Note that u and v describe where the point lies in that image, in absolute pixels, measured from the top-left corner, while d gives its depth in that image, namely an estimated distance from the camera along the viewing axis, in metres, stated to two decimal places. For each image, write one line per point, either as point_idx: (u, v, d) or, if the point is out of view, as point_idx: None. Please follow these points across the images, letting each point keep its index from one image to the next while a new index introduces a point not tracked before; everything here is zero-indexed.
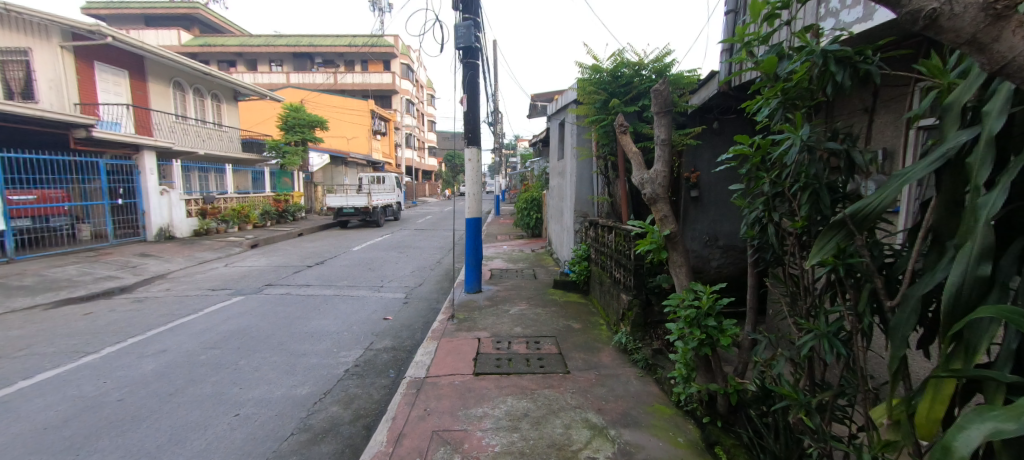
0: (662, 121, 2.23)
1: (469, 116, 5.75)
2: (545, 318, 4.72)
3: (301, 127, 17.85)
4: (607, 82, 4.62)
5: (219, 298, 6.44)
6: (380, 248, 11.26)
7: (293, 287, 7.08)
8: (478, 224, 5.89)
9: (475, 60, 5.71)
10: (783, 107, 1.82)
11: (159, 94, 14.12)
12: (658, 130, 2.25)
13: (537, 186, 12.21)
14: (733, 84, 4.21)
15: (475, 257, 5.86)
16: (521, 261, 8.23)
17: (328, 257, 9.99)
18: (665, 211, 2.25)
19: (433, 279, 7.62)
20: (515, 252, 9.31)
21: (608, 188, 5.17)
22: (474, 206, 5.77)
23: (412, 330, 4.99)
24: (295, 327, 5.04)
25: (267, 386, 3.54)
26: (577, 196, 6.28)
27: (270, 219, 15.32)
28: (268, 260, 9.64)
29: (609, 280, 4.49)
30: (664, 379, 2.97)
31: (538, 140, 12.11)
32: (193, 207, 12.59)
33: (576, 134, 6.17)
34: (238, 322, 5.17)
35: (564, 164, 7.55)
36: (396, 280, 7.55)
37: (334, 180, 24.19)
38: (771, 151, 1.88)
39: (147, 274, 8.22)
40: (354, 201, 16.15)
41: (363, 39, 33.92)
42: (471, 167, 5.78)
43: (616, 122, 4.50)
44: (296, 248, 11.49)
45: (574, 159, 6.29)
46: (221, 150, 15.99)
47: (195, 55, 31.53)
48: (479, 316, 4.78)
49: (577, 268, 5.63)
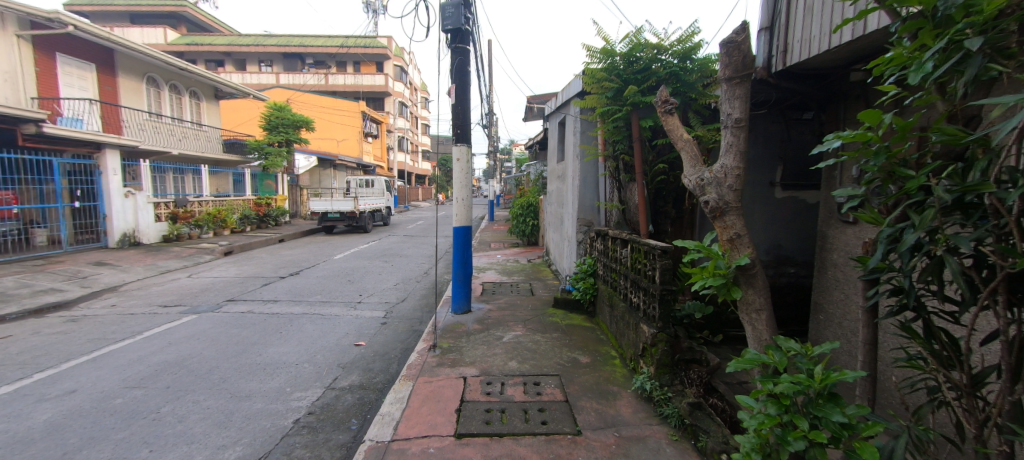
0: (736, 91, 1.50)
1: (459, 109, 4.96)
2: (546, 348, 3.94)
3: (285, 127, 16.96)
4: (620, 67, 3.87)
5: (168, 318, 5.59)
6: (364, 256, 10.43)
7: (257, 303, 6.23)
8: (468, 234, 5.11)
9: (465, 46, 4.95)
10: (985, 53, 1.08)
11: (129, 89, 13.24)
12: (729, 106, 1.51)
13: (533, 190, 11.44)
14: (774, 69, 3.54)
15: (464, 271, 5.07)
16: (515, 273, 7.46)
17: (305, 266, 9.17)
18: (737, 228, 1.48)
19: (417, 294, 6.82)
20: (510, 262, 8.53)
21: (618, 193, 4.45)
22: (463, 213, 5.01)
23: (387, 361, 4.19)
24: (245, 357, 4.21)
25: (187, 447, 2.73)
26: (581, 202, 5.53)
27: (249, 224, 14.48)
28: (238, 270, 8.80)
29: (621, 304, 3.74)
30: (710, 449, 2.19)
31: (535, 142, 11.37)
32: (163, 211, 11.67)
33: (580, 132, 5.43)
34: (179, 350, 4.33)
35: (564, 167, 6.82)
36: (376, 295, 6.73)
37: (322, 183, 23.31)
38: (949, 132, 1.13)
39: (97, 287, 7.36)
40: (339, 206, 15.29)
41: (355, 40, 33.18)
42: (460, 168, 5.03)
43: (632, 115, 3.75)
44: (272, 256, 10.63)
45: (577, 161, 5.56)
46: (198, 150, 15.09)
47: (181, 54, 30.70)
48: (466, 346, 3.99)
49: (581, 285, 4.90)
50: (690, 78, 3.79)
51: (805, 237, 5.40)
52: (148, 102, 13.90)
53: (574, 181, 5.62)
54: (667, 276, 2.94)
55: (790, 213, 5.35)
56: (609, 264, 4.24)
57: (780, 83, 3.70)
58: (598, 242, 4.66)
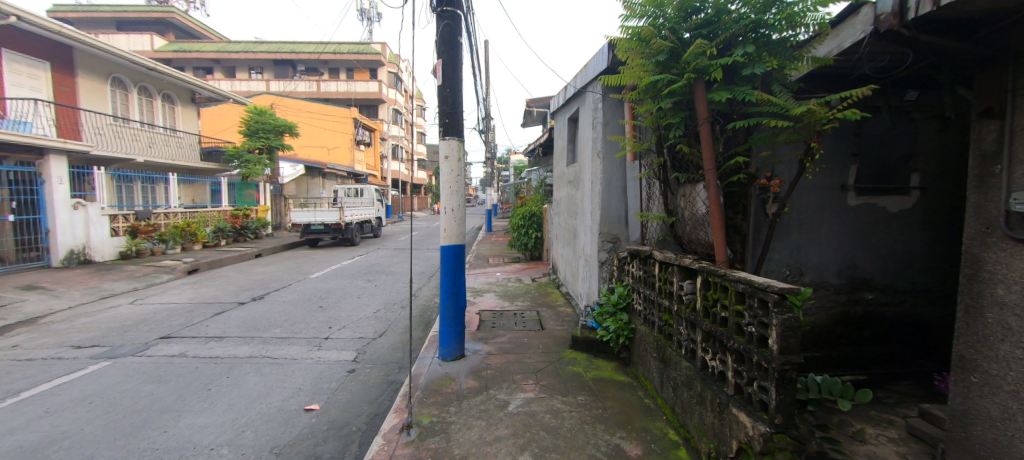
0: None
1: (448, 92, 3.80)
2: (570, 424, 2.72)
3: (266, 132, 15.74)
4: (673, 21, 2.72)
5: (72, 364, 4.34)
6: (345, 275, 9.18)
7: (195, 341, 4.97)
8: (461, 254, 3.92)
9: (455, 9, 3.80)
10: None
11: (92, 91, 12.02)
12: None
13: (536, 199, 10.23)
14: (912, 18, 2.26)
15: (454, 305, 3.85)
16: (518, 298, 6.23)
17: (274, 287, 7.90)
18: None
19: (400, 326, 5.60)
20: (512, 283, 7.30)
21: (664, 200, 3.27)
22: (454, 229, 3.83)
23: (343, 441, 2.95)
24: (140, 437, 2.96)
25: None
26: (604, 212, 4.35)
27: (223, 237, 13.27)
28: (194, 293, 7.54)
29: (684, 362, 2.54)
30: None
31: (537, 146, 10.18)
32: (121, 224, 10.38)
33: (604, 124, 4.27)
34: (52, 426, 3.09)
35: (578, 170, 5.61)
36: (349, 328, 5.49)
37: (309, 192, 22.04)
38: None
39: (13, 318, 6.06)
40: (324, 217, 14.03)
41: (348, 46, 32.23)
42: (447, 168, 3.81)
43: (697, 86, 2.56)
44: (241, 274, 9.35)
45: (598, 161, 4.38)
46: (170, 158, 13.87)
47: (168, 61, 29.65)
48: (454, 424, 2.76)
49: (608, 323, 3.71)
50: (774, 36, 2.66)
51: (884, 254, 4.48)
52: (113, 106, 12.70)
53: (596, 186, 4.44)
54: (790, 342, 1.74)
55: (864, 226, 4.43)
56: (655, 298, 3.04)
57: (917, 36, 2.42)
58: (635, 263, 3.50)
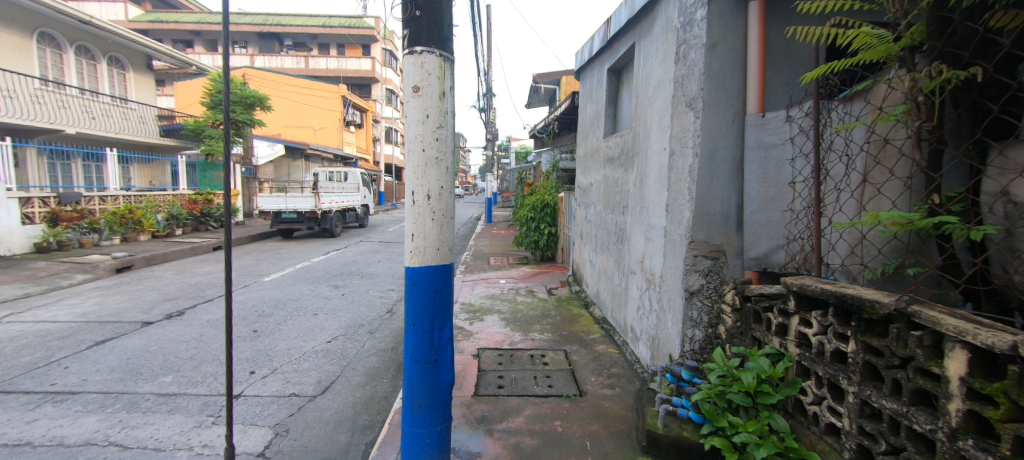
0: None
1: None
2: None
3: (231, 104, 13.61)
4: None
5: None
6: (310, 277, 7.30)
7: (20, 404, 3.07)
8: (443, 284, 2.00)
9: None
10: None
11: (10, 47, 9.93)
12: None
13: (548, 186, 8.30)
14: None
15: (431, 383, 1.97)
16: (534, 326, 4.31)
17: (209, 296, 6.03)
18: None
19: (355, 373, 3.71)
20: (521, 297, 5.42)
21: (930, 186, 1.37)
22: (431, 237, 1.94)
23: None
24: None
25: None
26: (703, 206, 2.43)
27: (178, 226, 11.31)
28: (97, 304, 5.64)
29: None
30: None
31: (551, 121, 8.20)
32: (36, 209, 8.48)
33: (708, 48, 2.36)
34: None
35: (629, 140, 3.71)
36: (280, 377, 3.60)
37: (290, 176, 20.09)
38: None
39: None
40: (296, 203, 12.03)
41: (339, 20, 29.83)
42: (416, 113, 1.88)
43: None
44: (178, 275, 7.42)
45: (690, 116, 2.47)
46: (115, 131, 11.85)
47: (145, 33, 27.33)
48: None
49: (739, 431, 1.82)
50: None
51: None
52: (41, 68, 10.67)
53: (683, 159, 2.53)
54: None
55: None
56: (940, 436, 1.18)
57: None
58: (817, 318, 1.63)
